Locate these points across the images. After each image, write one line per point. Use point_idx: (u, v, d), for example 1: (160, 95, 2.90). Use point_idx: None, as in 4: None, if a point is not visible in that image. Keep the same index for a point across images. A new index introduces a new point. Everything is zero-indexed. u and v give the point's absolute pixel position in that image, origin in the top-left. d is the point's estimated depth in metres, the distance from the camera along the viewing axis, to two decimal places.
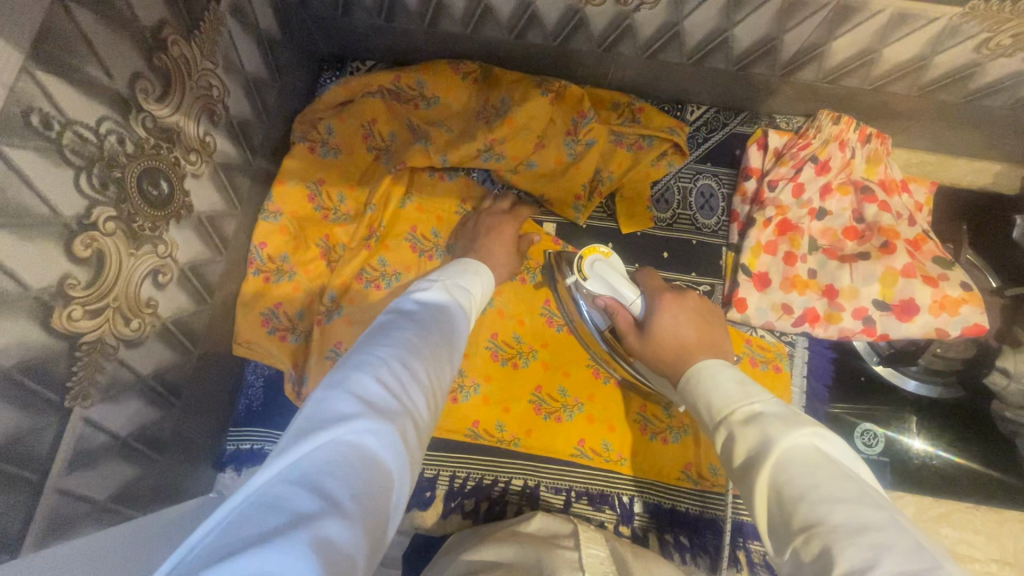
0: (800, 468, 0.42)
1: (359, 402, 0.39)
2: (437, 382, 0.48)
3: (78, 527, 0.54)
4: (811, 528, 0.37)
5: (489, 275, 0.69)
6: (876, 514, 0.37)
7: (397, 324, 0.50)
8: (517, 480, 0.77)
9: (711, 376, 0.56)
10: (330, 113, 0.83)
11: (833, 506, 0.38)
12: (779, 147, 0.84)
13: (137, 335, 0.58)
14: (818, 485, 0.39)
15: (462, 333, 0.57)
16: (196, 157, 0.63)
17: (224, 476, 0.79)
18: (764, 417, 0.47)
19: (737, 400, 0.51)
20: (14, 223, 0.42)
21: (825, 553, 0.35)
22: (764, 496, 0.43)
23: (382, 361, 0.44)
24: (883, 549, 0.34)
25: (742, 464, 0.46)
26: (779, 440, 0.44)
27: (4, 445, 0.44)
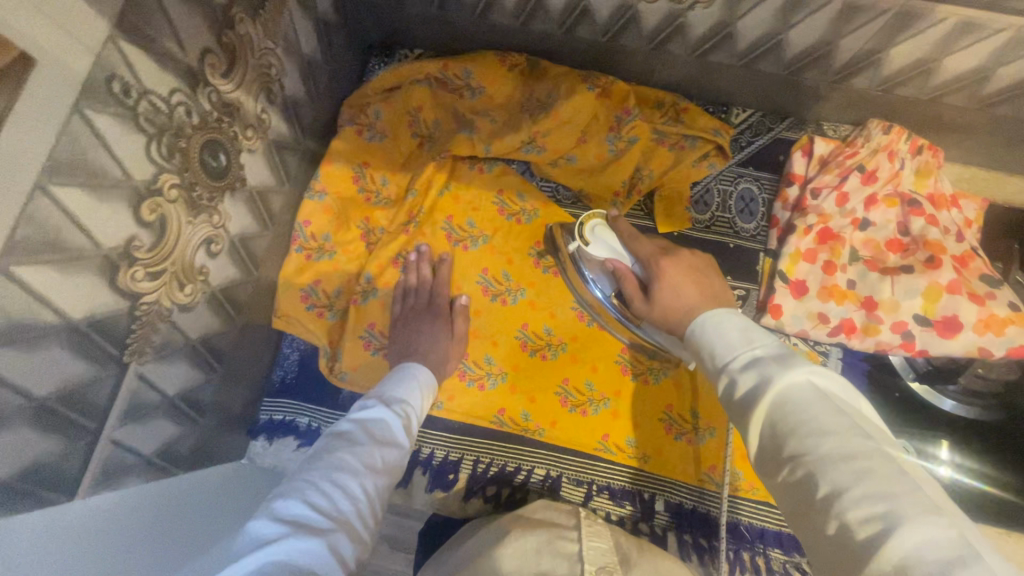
0: (795, 406, 0.41)
1: (290, 524, 0.42)
2: (373, 493, 0.52)
3: (125, 478, 0.57)
4: (799, 458, 0.39)
5: (432, 377, 0.73)
6: (862, 440, 0.37)
7: (331, 444, 0.54)
8: (539, 470, 0.78)
9: (715, 322, 0.53)
10: (378, 98, 0.84)
11: (822, 436, 0.38)
12: (825, 155, 0.83)
13: (189, 299, 0.60)
14: (809, 420, 0.39)
15: (403, 440, 0.60)
16: (253, 133, 0.65)
17: (255, 445, 0.81)
18: (765, 362, 0.45)
19: (739, 346, 0.49)
20: (91, 182, 0.45)
21: (810, 480, 0.37)
22: (756, 430, 0.43)
23: (313, 482, 0.47)
24: (865, 474, 0.35)
25: (738, 405, 0.45)
26: (777, 383, 0.43)
27: (68, 391, 0.47)
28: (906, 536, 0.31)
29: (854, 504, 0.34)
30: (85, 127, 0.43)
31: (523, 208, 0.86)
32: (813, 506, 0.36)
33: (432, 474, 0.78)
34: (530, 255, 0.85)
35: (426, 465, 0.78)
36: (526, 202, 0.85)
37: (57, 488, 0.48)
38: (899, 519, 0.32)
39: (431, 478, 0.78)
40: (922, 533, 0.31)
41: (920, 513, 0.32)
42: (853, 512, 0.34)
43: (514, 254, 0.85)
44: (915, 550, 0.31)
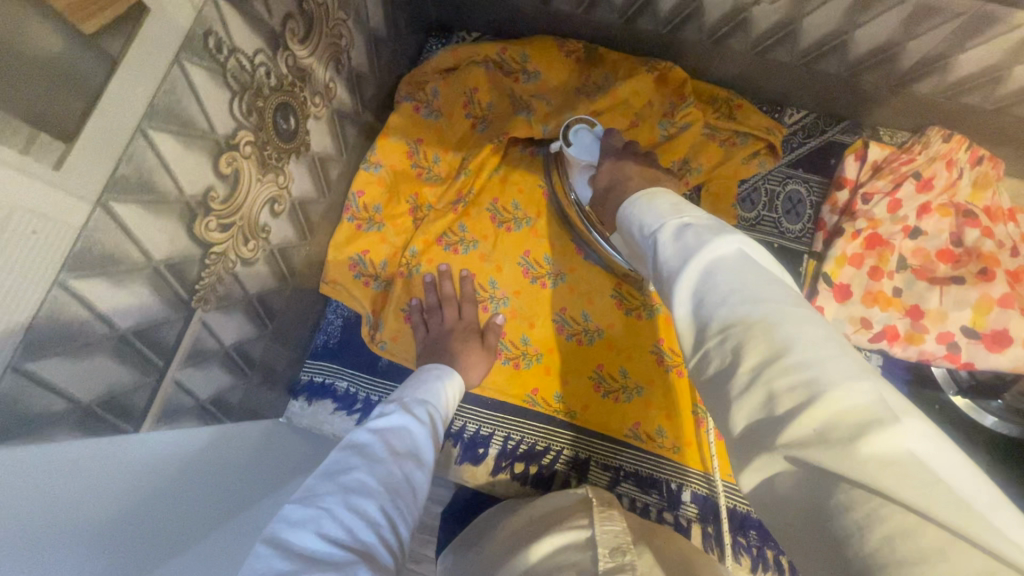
0: (725, 275, 0.40)
1: (296, 561, 0.39)
2: (393, 517, 0.48)
3: (182, 419, 0.60)
4: (728, 327, 0.37)
5: (460, 380, 0.73)
6: (791, 307, 0.36)
7: (347, 462, 0.51)
8: (568, 451, 0.79)
9: (647, 199, 0.56)
10: (436, 76, 0.86)
11: (752, 303, 0.37)
12: (878, 160, 0.82)
13: (251, 255, 0.63)
14: (740, 286, 0.38)
15: (425, 454, 0.58)
16: (320, 100, 0.67)
17: (294, 404, 0.83)
18: (693, 228, 0.46)
19: (670, 216, 0.50)
20: (182, 131, 0.47)
21: (739, 349, 0.36)
22: (684, 293, 0.42)
23: (327, 508, 0.45)
24: (793, 340, 0.34)
25: (665, 271, 0.46)
26: (704, 246, 0.43)
27: (144, 327, 0.50)
28: (828, 399, 0.30)
29: (779, 372, 0.33)
30: (182, 78, 0.45)
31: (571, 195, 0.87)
32: (737, 376, 0.35)
33: (462, 447, 0.80)
34: (573, 242, 0.86)
35: (457, 437, 0.80)
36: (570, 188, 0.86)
37: (127, 419, 0.51)
38: (826, 384, 0.31)
39: (461, 451, 0.80)
40: (846, 395, 0.30)
41: (844, 377, 0.31)
42: (779, 382, 0.32)
43: (558, 241, 0.86)
44: (838, 410, 0.30)
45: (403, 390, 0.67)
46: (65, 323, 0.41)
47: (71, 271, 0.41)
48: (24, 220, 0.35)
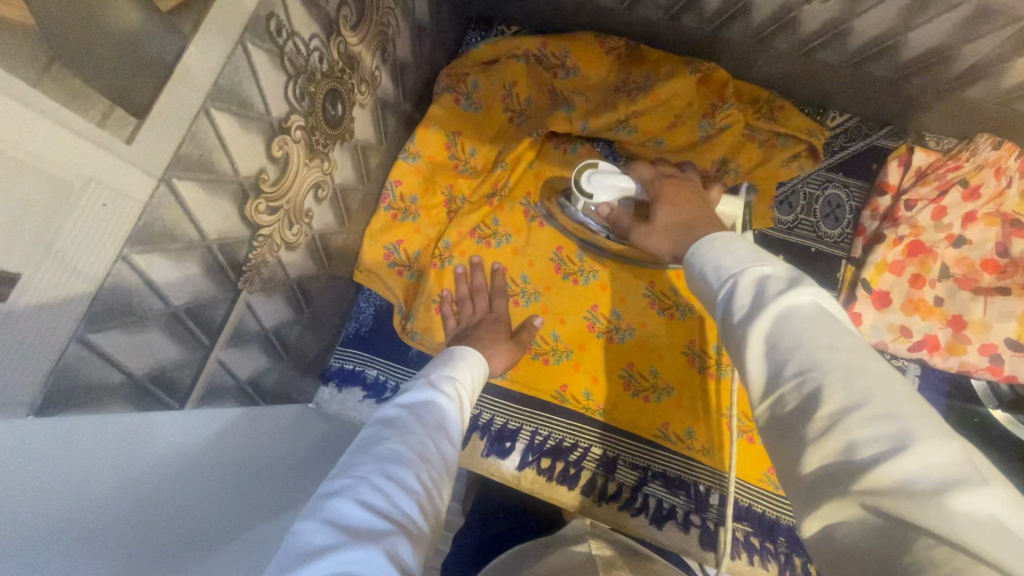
0: (802, 321, 0.39)
1: (337, 532, 0.40)
2: (430, 485, 0.49)
3: (223, 398, 0.61)
4: (808, 371, 0.36)
5: (481, 359, 0.72)
6: (871, 363, 0.36)
7: (380, 435, 0.52)
8: (596, 449, 0.79)
9: (724, 242, 0.51)
10: (476, 69, 0.86)
11: (831, 354, 0.36)
12: (923, 167, 0.80)
13: (295, 240, 0.63)
14: (817, 335, 0.38)
15: (455, 427, 0.59)
16: (366, 88, 0.68)
17: (324, 390, 0.84)
18: (773, 278, 0.43)
19: (749, 261, 0.47)
20: (240, 112, 0.47)
21: (817, 395, 0.35)
22: (757, 344, 0.40)
23: (364, 478, 0.46)
24: (875, 393, 0.34)
25: (739, 320, 0.43)
26: (789, 296, 0.41)
27: (194, 305, 0.50)
28: (911, 452, 0.30)
29: (860, 423, 0.32)
30: (245, 59, 0.46)
31: None
32: (815, 419, 0.34)
33: (489, 440, 0.80)
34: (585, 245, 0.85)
35: (484, 430, 0.80)
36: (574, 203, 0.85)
37: (173, 396, 0.52)
38: (908, 438, 0.31)
39: (488, 443, 0.80)
40: (929, 452, 0.30)
41: (930, 434, 0.31)
42: (860, 431, 0.32)
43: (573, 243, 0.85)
44: (922, 467, 0.30)
45: (430, 367, 0.68)
46: (125, 295, 0.42)
47: (134, 245, 0.41)
48: (97, 192, 0.36)
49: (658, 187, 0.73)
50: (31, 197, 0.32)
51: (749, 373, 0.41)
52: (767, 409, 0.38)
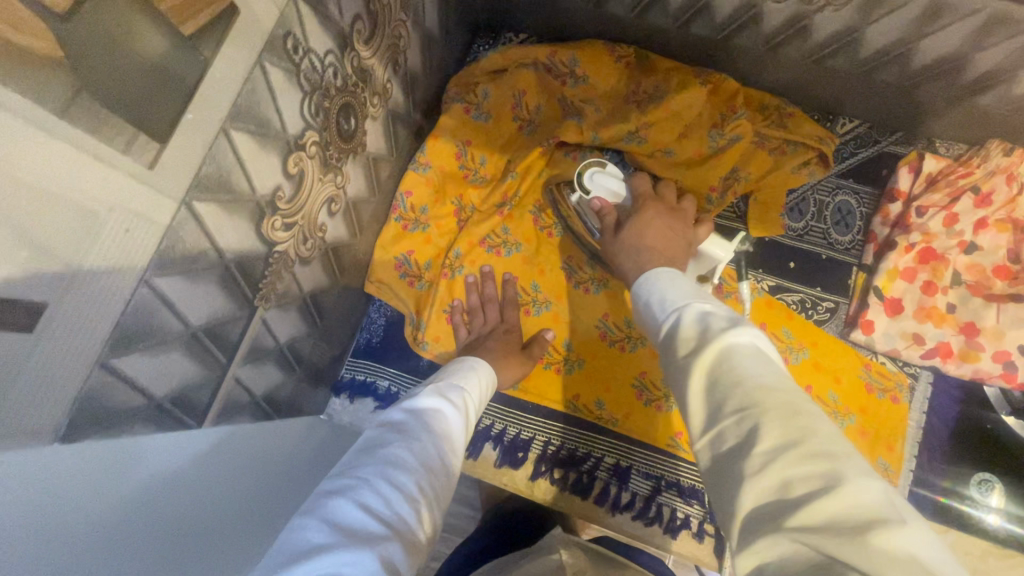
0: (744, 360, 0.42)
1: (334, 532, 0.39)
2: (426, 495, 0.49)
3: (239, 414, 0.60)
4: (746, 410, 0.38)
5: (490, 370, 0.72)
6: (802, 404, 0.38)
7: (384, 440, 0.52)
8: (610, 458, 0.79)
9: (669, 280, 0.55)
10: (485, 78, 0.85)
11: (766, 392, 0.39)
12: (933, 173, 0.80)
13: (308, 254, 0.63)
14: (756, 373, 0.40)
15: (456, 437, 0.58)
16: (378, 101, 0.67)
17: (336, 401, 0.84)
18: (714, 317, 0.47)
19: (688, 300, 0.51)
20: (258, 131, 0.47)
21: (753, 433, 0.37)
22: (699, 380, 0.43)
23: (365, 481, 0.45)
24: (807, 432, 0.35)
25: (684, 356, 0.46)
26: (727, 335, 0.44)
27: (213, 324, 0.50)
28: (840, 490, 0.32)
29: (793, 462, 0.34)
30: (263, 78, 0.46)
31: None
32: (752, 456, 0.36)
33: (502, 450, 0.81)
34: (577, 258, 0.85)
35: (497, 440, 0.80)
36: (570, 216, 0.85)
37: (192, 414, 0.52)
38: (837, 477, 0.32)
39: (501, 453, 0.81)
40: (856, 492, 0.32)
41: (856, 473, 0.33)
42: (793, 469, 0.34)
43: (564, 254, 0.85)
44: (846, 506, 0.31)
45: (440, 375, 0.68)
46: (148, 318, 0.42)
47: (155, 269, 0.41)
48: (120, 218, 0.36)
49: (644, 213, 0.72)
50: (60, 226, 0.33)
51: (692, 410, 0.43)
52: (709, 443, 0.40)
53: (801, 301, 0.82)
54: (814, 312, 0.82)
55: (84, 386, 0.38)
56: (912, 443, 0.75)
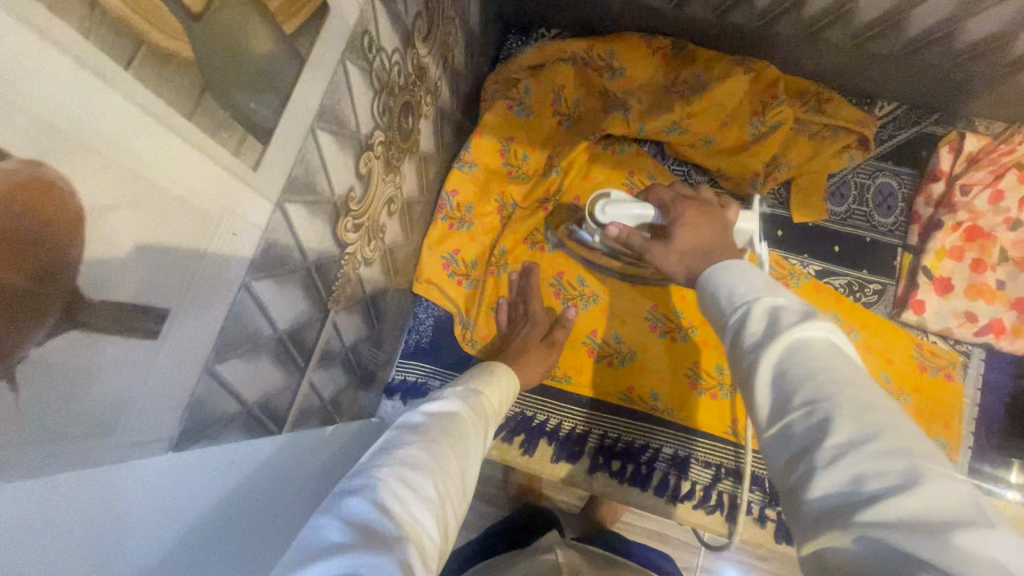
0: (817, 355, 0.39)
1: (352, 532, 0.37)
2: (446, 497, 0.46)
3: (310, 419, 0.60)
4: (817, 402, 0.36)
5: (514, 380, 0.71)
6: (879, 402, 0.36)
7: (399, 438, 0.49)
8: (668, 449, 0.79)
9: (737, 266, 0.51)
10: (525, 74, 0.86)
11: (839, 387, 0.37)
12: (974, 152, 0.81)
13: (371, 256, 0.63)
14: (830, 367, 0.38)
15: (477, 439, 0.55)
16: (430, 100, 0.67)
17: (387, 403, 0.83)
18: (785, 309, 0.43)
19: (763, 290, 0.46)
20: (339, 131, 0.47)
21: (825, 424, 0.35)
22: (767, 374, 0.40)
23: (379, 481, 0.43)
24: (885, 428, 0.33)
25: (749, 347, 0.43)
26: (802, 328, 0.41)
27: (296, 328, 0.50)
28: (918, 489, 0.30)
29: (868, 455, 0.32)
30: (344, 78, 0.45)
31: None
32: (821, 450, 0.34)
33: (558, 444, 0.81)
34: None
35: (553, 435, 0.80)
36: None
37: (274, 421, 0.51)
38: (915, 475, 0.30)
39: (557, 448, 0.80)
40: (934, 489, 0.30)
41: (935, 474, 0.31)
42: (866, 463, 0.32)
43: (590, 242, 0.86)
44: (923, 505, 0.29)
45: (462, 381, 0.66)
46: (244, 323, 0.41)
47: (253, 273, 0.41)
48: (228, 223, 0.36)
49: (681, 210, 0.69)
50: (182, 233, 0.32)
51: (758, 401, 0.40)
52: (775, 440, 0.38)
53: (849, 284, 0.82)
54: (862, 294, 0.82)
55: (201, 398, 0.39)
56: (969, 421, 0.76)
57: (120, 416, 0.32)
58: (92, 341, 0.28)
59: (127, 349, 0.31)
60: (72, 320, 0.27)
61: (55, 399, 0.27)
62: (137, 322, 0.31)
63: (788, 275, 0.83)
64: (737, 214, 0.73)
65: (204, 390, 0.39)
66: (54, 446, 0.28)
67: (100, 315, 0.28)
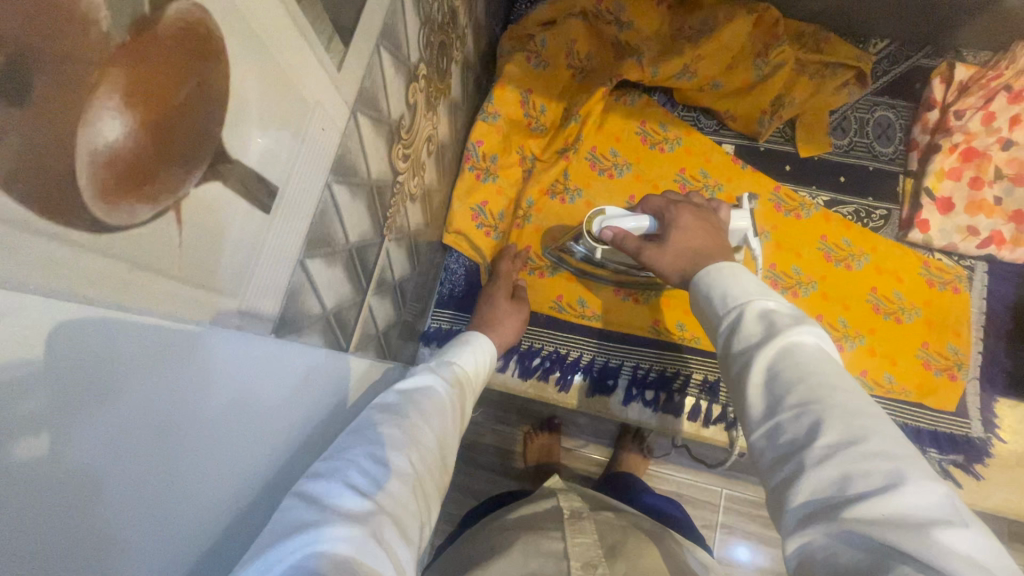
0: (806, 358, 0.41)
1: (322, 510, 0.38)
2: (420, 467, 0.47)
3: (368, 347, 0.63)
4: (807, 405, 0.38)
5: (491, 348, 0.73)
6: (868, 406, 0.38)
7: (374, 417, 0.49)
8: (698, 374, 0.83)
9: (731, 269, 0.53)
10: (539, 30, 0.90)
11: (829, 392, 0.39)
12: (964, 81, 0.86)
13: (414, 192, 0.66)
14: (821, 371, 0.40)
15: (453, 410, 0.56)
16: (459, 45, 0.71)
17: (424, 351, 0.86)
18: (777, 313, 0.46)
19: (757, 293, 0.49)
20: (394, 53, 0.50)
21: (814, 427, 0.37)
22: (759, 377, 0.42)
23: (351, 461, 0.43)
24: (871, 431, 0.35)
25: (739, 350, 0.46)
26: (790, 330, 0.43)
27: (361, 244, 0.53)
28: (903, 491, 0.32)
29: (856, 457, 0.34)
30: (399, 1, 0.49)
31: (666, 137, 0.91)
32: (810, 449, 0.36)
33: (592, 379, 0.84)
34: (604, 179, 0.90)
35: (588, 369, 0.83)
36: (618, 157, 0.91)
37: (343, 336, 0.54)
38: (900, 477, 0.32)
39: (591, 383, 0.84)
40: (916, 493, 0.32)
41: (918, 477, 0.33)
42: (853, 466, 0.34)
43: (603, 183, 0.90)
44: (906, 507, 0.31)
45: (439, 354, 0.66)
46: (326, 224, 0.44)
47: (334, 175, 0.44)
48: (318, 118, 0.39)
49: (676, 212, 0.70)
50: (289, 116, 0.35)
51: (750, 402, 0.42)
52: (762, 437, 0.40)
53: (856, 211, 0.87)
54: (869, 220, 0.87)
55: (230, 361, 0.34)
56: (977, 329, 0.81)
57: (202, 252, 0.30)
58: (92, 402, 0.24)
59: (126, 411, 0.26)
60: (77, 367, 0.23)
61: (73, 493, 0.24)
62: (138, 374, 0.27)
63: (798, 207, 0.88)
64: (730, 214, 0.76)
65: (225, 348, 0.34)
66: (202, 294, 0.31)
67: (123, 330, 0.25)
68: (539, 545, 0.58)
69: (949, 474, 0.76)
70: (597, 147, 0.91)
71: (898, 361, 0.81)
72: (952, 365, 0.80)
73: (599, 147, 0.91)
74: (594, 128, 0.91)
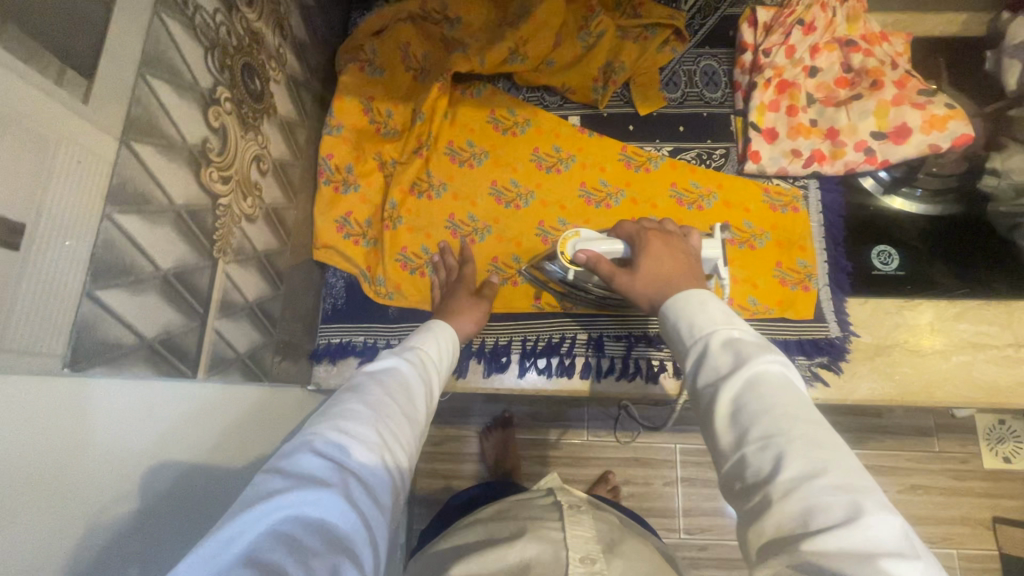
0: (772, 388, 0.43)
1: (288, 479, 0.39)
2: (389, 438, 0.47)
3: (229, 371, 0.63)
4: (773, 438, 0.40)
5: (455, 333, 0.71)
6: (831, 438, 0.40)
7: (340, 396, 0.50)
8: (582, 334, 0.86)
9: (700, 298, 0.53)
10: (370, 37, 0.94)
11: (792, 423, 0.41)
12: (768, 22, 0.93)
13: (252, 213, 0.67)
14: (785, 404, 0.42)
15: (423, 390, 0.56)
16: (275, 65, 0.73)
17: (319, 368, 0.86)
18: (741, 342, 0.47)
19: (720, 322, 0.50)
20: (174, 81, 0.52)
21: (780, 460, 0.39)
22: (725, 407, 0.44)
23: (317, 434, 0.44)
24: (832, 464, 0.38)
25: (705, 380, 0.47)
26: (756, 361, 0.45)
27: (181, 268, 0.54)
28: (863, 525, 0.35)
29: (822, 493, 0.37)
30: (163, 30, 0.50)
31: (516, 121, 0.95)
32: (776, 485, 0.38)
33: (487, 360, 0.86)
34: (462, 169, 0.93)
35: (479, 351, 0.85)
36: (474, 146, 0.94)
37: (185, 362, 0.55)
38: (860, 509, 0.36)
39: (487, 363, 0.86)
40: (876, 526, 0.35)
41: (876, 509, 0.36)
42: (822, 500, 0.36)
43: (462, 175, 0.93)
44: (865, 538, 0.35)
45: (407, 337, 0.66)
46: (118, 255, 0.45)
47: (113, 206, 0.45)
48: (70, 150, 0.40)
49: (646, 240, 0.69)
50: (21, 158, 0.36)
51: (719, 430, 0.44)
52: (731, 471, 0.42)
53: (698, 155, 0.94)
54: (711, 160, 0.93)
55: (91, 415, 0.40)
56: (819, 239, 0.88)
57: None
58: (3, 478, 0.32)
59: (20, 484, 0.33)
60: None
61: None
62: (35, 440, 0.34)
63: (646, 162, 0.93)
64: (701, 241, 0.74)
65: (79, 428, 0.38)
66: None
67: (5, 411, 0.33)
68: (537, 530, 0.60)
69: (817, 376, 0.82)
70: (451, 140, 0.94)
71: (759, 283, 0.87)
72: (804, 277, 0.87)
73: (454, 139, 0.94)
74: (444, 120, 0.95)
